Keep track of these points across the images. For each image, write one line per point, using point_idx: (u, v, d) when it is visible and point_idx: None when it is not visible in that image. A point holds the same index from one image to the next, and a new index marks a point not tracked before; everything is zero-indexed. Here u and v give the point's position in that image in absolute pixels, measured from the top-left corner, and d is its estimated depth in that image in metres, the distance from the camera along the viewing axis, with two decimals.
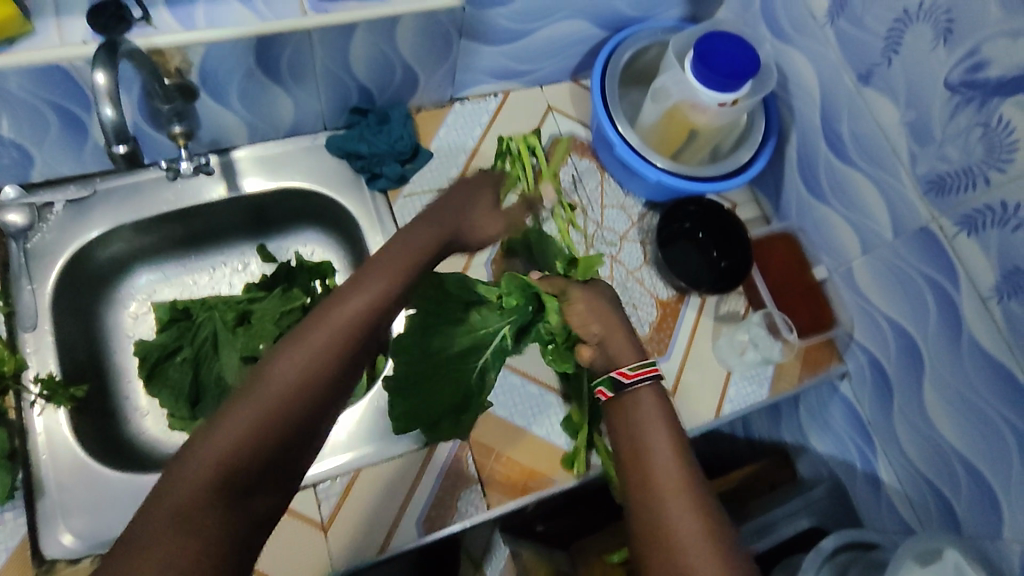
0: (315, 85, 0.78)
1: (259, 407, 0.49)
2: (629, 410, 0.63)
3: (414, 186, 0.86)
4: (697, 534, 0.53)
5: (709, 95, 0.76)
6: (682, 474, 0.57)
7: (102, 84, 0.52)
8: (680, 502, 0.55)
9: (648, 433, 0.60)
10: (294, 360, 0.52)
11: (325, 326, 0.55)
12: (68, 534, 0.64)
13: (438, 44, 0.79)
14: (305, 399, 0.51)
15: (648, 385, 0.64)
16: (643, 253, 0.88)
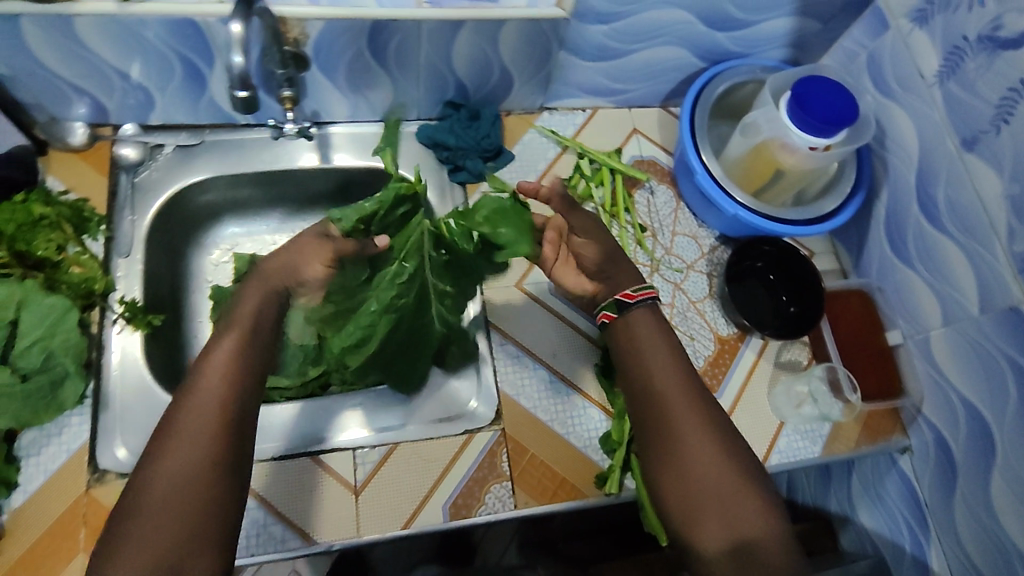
0: (416, 74, 0.81)
1: (159, 499, 0.51)
2: (628, 342, 0.68)
3: (493, 183, 0.88)
4: (702, 440, 0.61)
5: (802, 137, 0.75)
6: (688, 394, 0.63)
7: (238, 34, 0.56)
8: (687, 417, 0.62)
9: (649, 359, 0.66)
10: (177, 439, 0.54)
11: (200, 392, 0.56)
12: (122, 448, 0.67)
13: (538, 52, 0.81)
14: (208, 471, 0.53)
15: (647, 304, 0.69)
16: (708, 285, 0.87)
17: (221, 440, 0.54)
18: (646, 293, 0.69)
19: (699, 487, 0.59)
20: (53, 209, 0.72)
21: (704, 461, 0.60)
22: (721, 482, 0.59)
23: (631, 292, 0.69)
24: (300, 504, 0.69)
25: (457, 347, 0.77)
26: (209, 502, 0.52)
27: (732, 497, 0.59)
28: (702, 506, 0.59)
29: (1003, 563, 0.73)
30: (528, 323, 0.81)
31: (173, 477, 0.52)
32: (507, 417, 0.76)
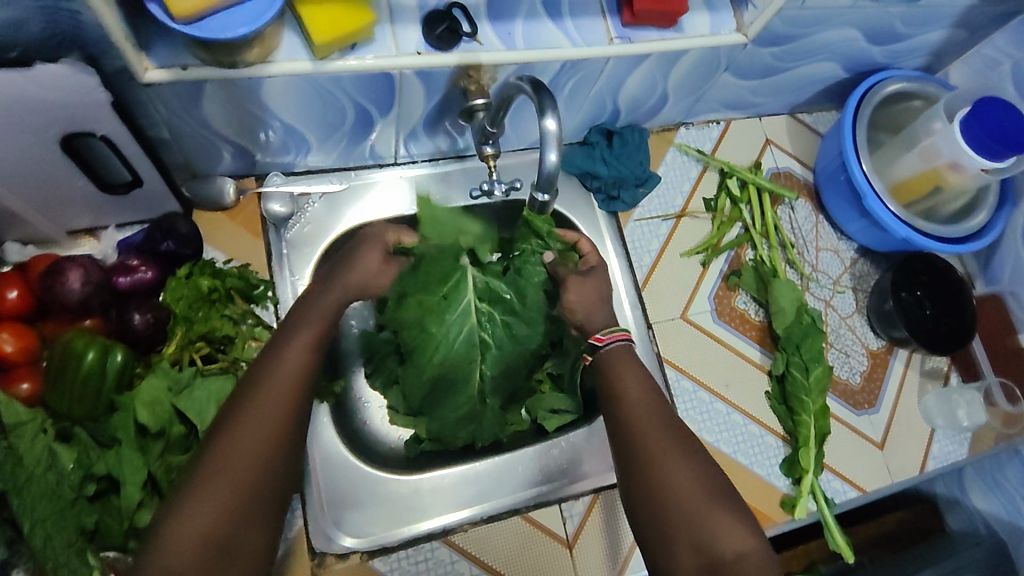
0: (581, 104, 0.77)
1: (215, 482, 0.48)
2: (605, 369, 0.65)
3: (644, 211, 0.86)
4: (678, 458, 0.56)
5: (976, 160, 0.75)
6: (655, 416, 0.59)
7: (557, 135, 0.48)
8: (653, 435, 0.58)
9: (623, 383, 0.62)
10: (245, 426, 0.51)
11: (270, 381, 0.54)
12: (345, 534, 0.67)
13: (705, 74, 0.77)
14: (264, 466, 0.50)
15: (622, 345, 0.66)
16: (855, 300, 0.89)
17: (278, 438, 0.52)
18: (613, 335, 0.66)
19: (668, 506, 0.54)
20: (221, 279, 0.65)
21: (668, 479, 0.55)
22: (688, 495, 0.54)
23: (602, 335, 0.66)
24: (516, 563, 0.69)
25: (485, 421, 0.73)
26: (263, 494, 0.50)
27: (701, 508, 0.53)
28: (673, 528, 0.53)
29: None
30: (698, 356, 0.81)
31: (230, 468, 0.49)
32: None
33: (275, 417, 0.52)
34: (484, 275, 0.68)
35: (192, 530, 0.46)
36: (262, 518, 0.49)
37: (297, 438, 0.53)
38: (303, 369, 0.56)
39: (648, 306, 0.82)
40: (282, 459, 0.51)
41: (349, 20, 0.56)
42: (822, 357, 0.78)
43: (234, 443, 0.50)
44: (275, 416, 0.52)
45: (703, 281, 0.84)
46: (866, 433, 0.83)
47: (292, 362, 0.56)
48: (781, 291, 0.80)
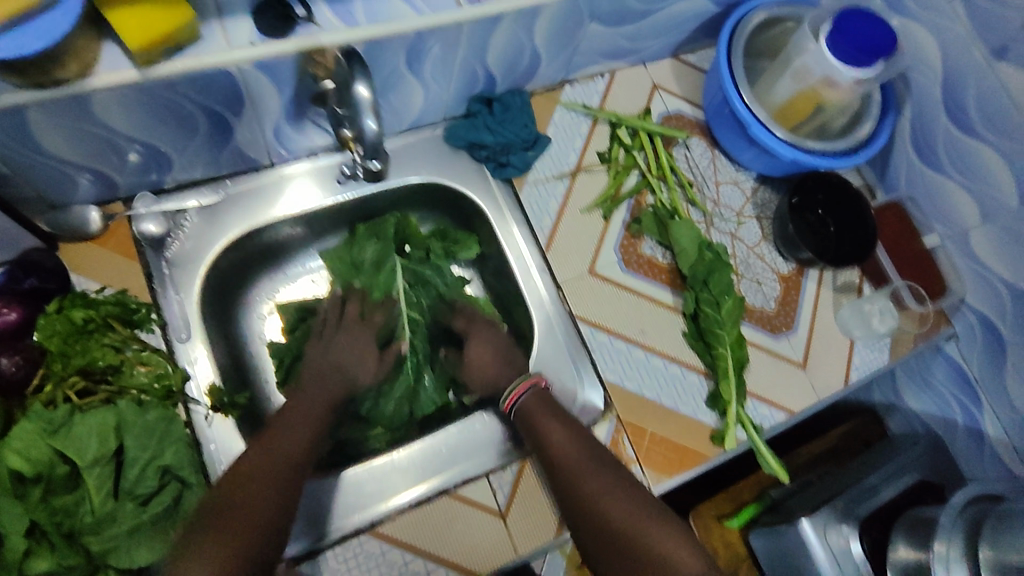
0: (450, 75, 0.75)
1: (223, 531, 0.54)
2: (524, 418, 0.71)
3: (538, 172, 0.85)
4: (608, 493, 0.63)
5: (846, 71, 0.76)
6: (582, 451, 0.67)
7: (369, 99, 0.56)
8: (586, 467, 0.65)
9: (540, 427, 0.69)
10: (258, 479, 0.59)
11: (281, 449, 0.62)
12: None
13: (570, 27, 0.77)
14: (270, 507, 0.58)
15: (532, 391, 0.72)
16: (761, 229, 0.90)
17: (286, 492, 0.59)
18: (522, 387, 0.72)
19: (611, 533, 0.61)
20: (95, 309, 0.62)
21: (605, 510, 0.62)
22: (626, 521, 0.61)
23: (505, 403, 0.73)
24: (449, 542, 0.68)
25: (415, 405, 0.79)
26: (268, 540, 0.56)
27: (633, 527, 0.61)
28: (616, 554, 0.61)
29: None
30: (609, 307, 0.81)
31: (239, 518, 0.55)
32: (617, 402, 0.77)
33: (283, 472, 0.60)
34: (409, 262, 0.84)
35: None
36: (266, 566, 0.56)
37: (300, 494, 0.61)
38: (312, 438, 0.65)
39: (555, 266, 0.81)
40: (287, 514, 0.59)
41: (166, 22, 0.54)
42: (730, 289, 0.79)
43: (246, 492, 0.57)
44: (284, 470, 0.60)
45: (607, 233, 0.84)
46: (787, 355, 0.84)
47: (301, 431, 0.65)
48: (682, 232, 0.80)
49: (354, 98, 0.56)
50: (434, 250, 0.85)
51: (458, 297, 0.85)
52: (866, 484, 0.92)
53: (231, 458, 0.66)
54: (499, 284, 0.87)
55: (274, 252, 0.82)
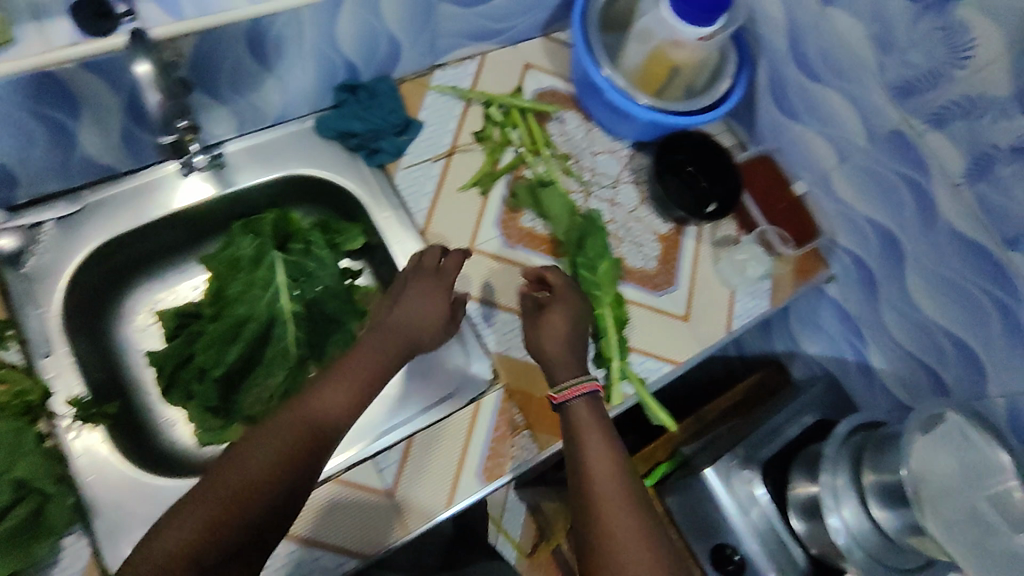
0: (302, 65, 0.76)
1: (222, 484, 0.55)
2: (568, 427, 0.67)
3: (412, 156, 0.85)
4: (634, 539, 0.58)
5: (689, 29, 0.78)
6: (619, 487, 0.62)
7: (147, 76, 0.57)
8: (614, 506, 0.60)
9: (586, 446, 0.65)
10: (261, 448, 0.57)
11: (309, 411, 0.60)
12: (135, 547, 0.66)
13: (419, 9, 0.77)
14: (274, 476, 0.56)
15: (584, 399, 0.68)
16: (638, 192, 0.93)
17: (299, 458, 0.58)
18: (576, 389, 0.69)
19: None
20: None
21: (628, 558, 0.57)
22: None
23: (557, 394, 0.69)
24: (336, 526, 0.70)
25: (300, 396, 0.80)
26: (270, 504, 0.56)
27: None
28: None
29: (932, 343, 0.87)
30: (492, 282, 0.82)
31: (243, 478, 0.55)
32: (503, 372, 0.79)
33: (303, 440, 0.59)
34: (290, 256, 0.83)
35: (179, 539, 0.52)
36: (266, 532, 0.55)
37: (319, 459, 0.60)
38: (364, 387, 0.65)
39: (434, 246, 0.83)
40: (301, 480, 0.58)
41: None
42: (605, 252, 0.81)
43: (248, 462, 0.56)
44: (303, 437, 0.59)
45: (485, 209, 0.86)
46: (669, 310, 0.87)
47: (361, 373, 0.66)
48: (553, 203, 0.83)
49: (134, 74, 0.57)
50: (314, 241, 0.83)
51: (339, 289, 0.84)
52: (770, 427, 0.96)
53: (97, 462, 0.68)
54: (386, 271, 0.88)
55: (140, 260, 0.82)
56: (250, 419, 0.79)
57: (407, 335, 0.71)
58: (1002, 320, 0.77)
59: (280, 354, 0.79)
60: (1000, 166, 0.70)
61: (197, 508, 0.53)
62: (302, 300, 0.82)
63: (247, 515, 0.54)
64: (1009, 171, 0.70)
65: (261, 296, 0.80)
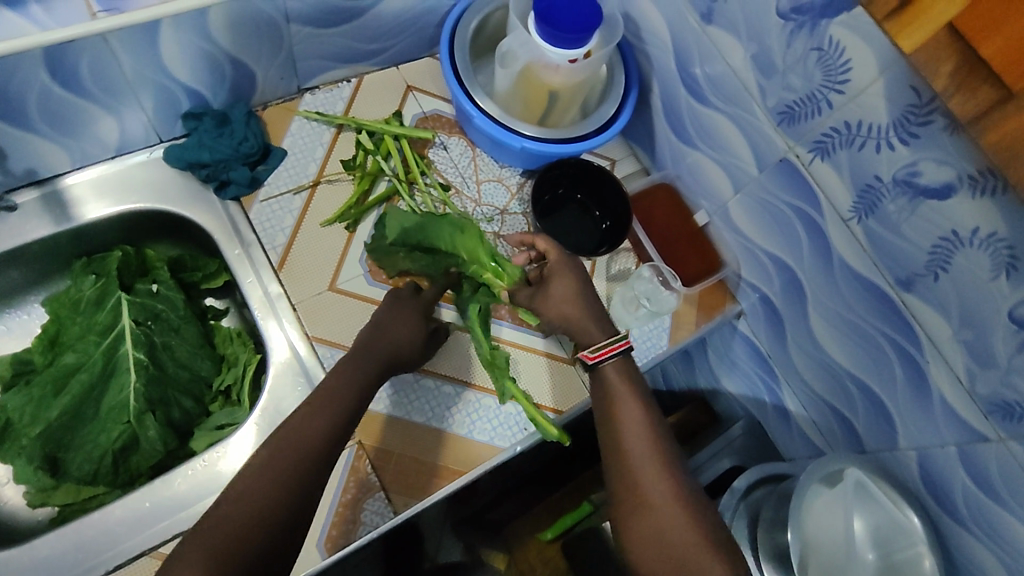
0: (133, 94, 0.70)
1: (242, 514, 0.50)
2: (601, 390, 0.65)
3: (271, 188, 0.79)
4: (670, 508, 0.57)
5: (556, 53, 0.73)
6: (652, 447, 0.61)
7: None
8: (655, 468, 0.59)
9: (623, 410, 0.63)
10: (273, 468, 0.53)
11: (309, 431, 0.56)
12: None
13: (265, 33, 0.72)
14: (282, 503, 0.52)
15: (614, 360, 0.66)
16: (525, 224, 0.86)
17: (303, 480, 0.54)
18: (618, 346, 0.66)
19: (662, 549, 0.56)
20: None
21: (664, 527, 0.56)
22: (683, 540, 0.55)
23: (592, 353, 0.66)
24: None
25: (140, 455, 0.72)
26: (282, 529, 0.51)
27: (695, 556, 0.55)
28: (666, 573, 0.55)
29: (840, 388, 0.78)
30: (349, 326, 0.76)
31: (252, 509, 0.50)
32: (360, 429, 0.72)
33: (306, 461, 0.55)
34: (136, 298, 0.76)
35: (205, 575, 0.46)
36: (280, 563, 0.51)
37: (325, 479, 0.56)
38: (355, 399, 0.61)
39: (288, 287, 0.76)
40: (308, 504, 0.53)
41: None
42: (455, 224, 0.67)
43: (259, 489, 0.52)
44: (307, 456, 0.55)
45: (349, 245, 0.79)
46: (553, 353, 0.81)
47: (353, 387, 0.62)
48: (395, 221, 0.69)
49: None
50: (164, 281, 0.78)
51: (194, 328, 0.78)
52: None
53: None
54: (248, 312, 0.82)
55: None
56: (82, 480, 0.71)
57: (395, 350, 0.67)
58: (903, 368, 0.69)
59: (118, 406, 0.72)
60: (885, 203, 0.64)
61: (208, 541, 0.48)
62: (147, 344, 0.75)
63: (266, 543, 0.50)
64: (895, 207, 0.63)
65: (98, 343, 0.73)
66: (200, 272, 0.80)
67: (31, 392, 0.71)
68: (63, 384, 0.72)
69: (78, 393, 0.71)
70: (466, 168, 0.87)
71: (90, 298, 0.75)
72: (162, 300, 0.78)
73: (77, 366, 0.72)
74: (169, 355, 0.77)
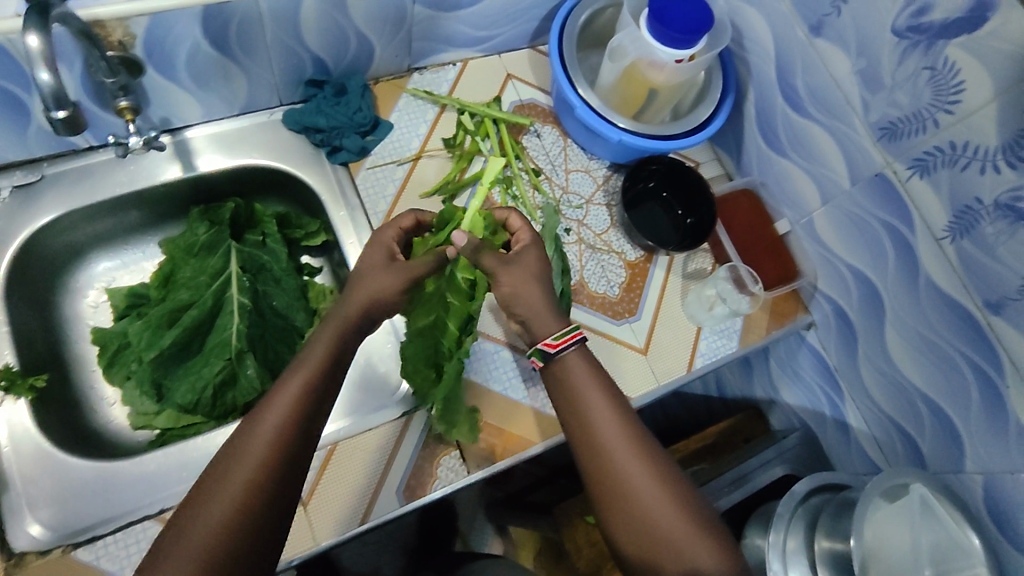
0: (266, 57, 0.76)
1: (213, 500, 0.51)
2: (562, 381, 0.65)
3: (376, 157, 0.84)
4: (644, 486, 0.59)
5: (665, 52, 0.76)
6: (621, 429, 0.62)
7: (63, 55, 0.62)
8: (631, 455, 0.61)
9: (588, 400, 0.63)
10: (240, 462, 0.52)
11: (267, 420, 0.55)
12: (36, 524, 0.65)
13: (393, 10, 0.77)
14: (257, 491, 0.52)
15: (577, 349, 0.66)
16: (609, 215, 0.90)
17: (291, 434, 0.55)
18: (568, 340, 0.65)
19: (638, 526, 0.58)
20: None
21: (642, 506, 0.59)
22: (663, 519, 0.58)
23: (555, 341, 0.65)
24: None
25: (236, 393, 0.77)
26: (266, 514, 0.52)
27: (676, 533, 0.57)
28: (651, 550, 0.58)
29: (909, 406, 0.79)
30: None
31: (249, 465, 0.52)
32: None
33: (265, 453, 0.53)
34: (244, 247, 0.82)
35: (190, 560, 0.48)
36: (284, 524, 0.53)
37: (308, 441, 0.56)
38: (311, 386, 0.58)
39: None
40: (301, 454, 0.55)
41: None
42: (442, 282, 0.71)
43: (227, 481, 0.51)
44: (284, 430, 0.55)
45: None
46: (626, 341, 0.83)
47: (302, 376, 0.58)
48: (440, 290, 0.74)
49: (25, 51, 0.49)
50: (271, 234, 0.84)
51: (293, 283, 0.84)
52: (741, 470, 0.94)
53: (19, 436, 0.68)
54: (342, 272, 0.87)
55: (96, 237, 0.82)
56: (183, 408, 0.76)
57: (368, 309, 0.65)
58: (980, 390, 0.70)
59: (221, 344, 0.77)
60: (983, 225, 0.65)
61: (207, 513, 0.50)
62: (250, 291, 0.80)
63: (264, 509, 0.52)
64: (993, 230, 0.64)
65: (209, 284, 0.79)
66: (304, 230, 0.86)
67: (147, 322, 0.77)
68: (174, 317, 0.78)
69: (187, 327, 0.77)
70: (557, 157, 0.91)
71: (203, 242, 0.80)
72: (266, 254, 0.84)
73: (188, 303, 0.78)
74: (269, 303, 0.82)
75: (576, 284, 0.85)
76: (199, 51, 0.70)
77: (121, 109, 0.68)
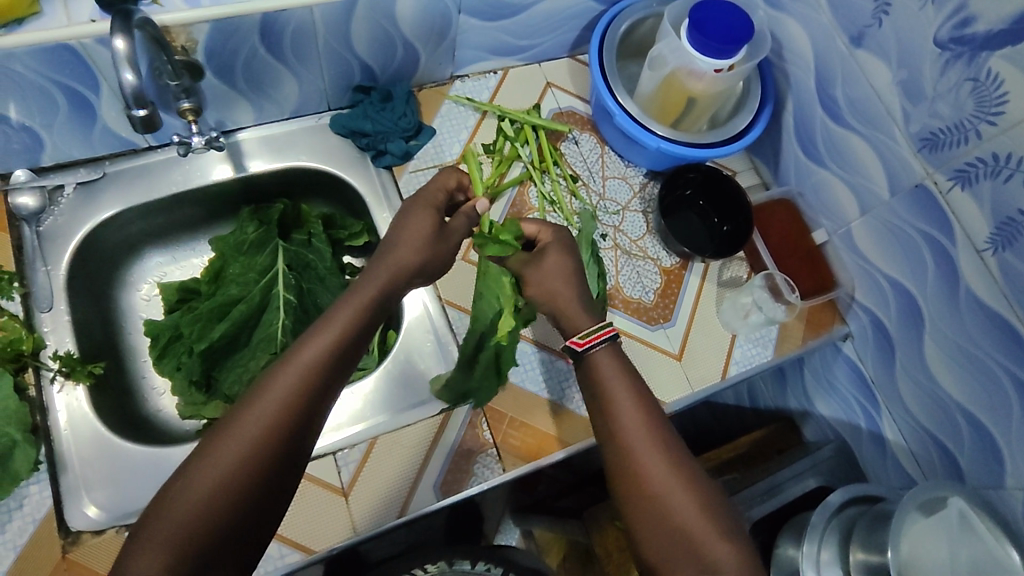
0: (318, 64, 0.79)
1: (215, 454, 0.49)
2: (589, 374, 0.65)
3: (418, 162, 0.87)
4: (670, 481, 0.58)
5: (705, 61, 0.77)
6: (645, 423, 0.61)
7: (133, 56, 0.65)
8: (653, 447, 0.60)
9: (615, 392, 0.63)
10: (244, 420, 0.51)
11: (281, 380, 0.53)
12: (92, 505, 0.68)
13: (440, 20, 0.80)
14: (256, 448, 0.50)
15: (607, 346, 0.66)
16: (645, 222, 0.91)
17: (301, 396, 0.53)
18: (599, 337, 0.66)
19: (662, 522, 0.57)
20: None
21: (665, 500, 0.58)
22: (684, 514, 0.57)
23: (581, 338, 0.66)
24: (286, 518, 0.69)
25: None
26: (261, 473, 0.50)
27: (697, 529, 0.56)
28: (673, 547, 0.56)
29: (947, 419, 0.79)
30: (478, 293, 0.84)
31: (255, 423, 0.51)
32: None
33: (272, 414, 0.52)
34: (292, 247, 0.86)
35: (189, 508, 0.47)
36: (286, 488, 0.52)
37: (306, 434, 0.53)
38: (333, 351, 0.56)
39: None
40: (308, 420, 0.54)
41: None
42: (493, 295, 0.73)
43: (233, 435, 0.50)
44: (295, 394, 0.53)
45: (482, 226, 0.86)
46: (661, 346, 0.84)
47: (331, 336, 0.56)
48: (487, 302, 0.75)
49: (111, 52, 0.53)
50: (316, 234, 0.87)
51: (337, 282, 0.87)
52: (773, 480, 0.92)
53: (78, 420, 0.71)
54: None
55: (151, 234, 0.86)
56: (230, 398, 0.79)
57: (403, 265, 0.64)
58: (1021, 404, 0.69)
59: (267, 338, 0.79)
60: None
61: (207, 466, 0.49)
62: (296, 288, 0.83)
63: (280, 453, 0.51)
64: None
65: (258, 280, 0.82)
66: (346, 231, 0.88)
67: (197, 314, 0.80)
68: (223, 312, 0.80)
69: (235, 322, 0.79)
70: (595, 163, 0.92)
71: (251, 241, 0.83)
72: (310, 251, 0.86)
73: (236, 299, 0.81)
74: (312, 299, 0.85)
75: (611, 289, 0.86)
76: (257, 56, 0.73)
77: (184, 111, 0.72)
